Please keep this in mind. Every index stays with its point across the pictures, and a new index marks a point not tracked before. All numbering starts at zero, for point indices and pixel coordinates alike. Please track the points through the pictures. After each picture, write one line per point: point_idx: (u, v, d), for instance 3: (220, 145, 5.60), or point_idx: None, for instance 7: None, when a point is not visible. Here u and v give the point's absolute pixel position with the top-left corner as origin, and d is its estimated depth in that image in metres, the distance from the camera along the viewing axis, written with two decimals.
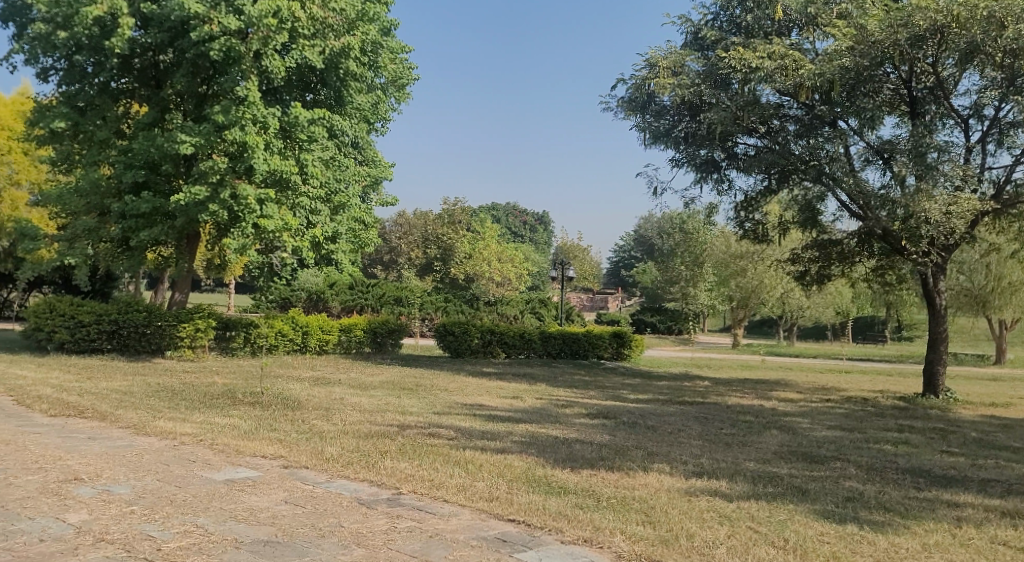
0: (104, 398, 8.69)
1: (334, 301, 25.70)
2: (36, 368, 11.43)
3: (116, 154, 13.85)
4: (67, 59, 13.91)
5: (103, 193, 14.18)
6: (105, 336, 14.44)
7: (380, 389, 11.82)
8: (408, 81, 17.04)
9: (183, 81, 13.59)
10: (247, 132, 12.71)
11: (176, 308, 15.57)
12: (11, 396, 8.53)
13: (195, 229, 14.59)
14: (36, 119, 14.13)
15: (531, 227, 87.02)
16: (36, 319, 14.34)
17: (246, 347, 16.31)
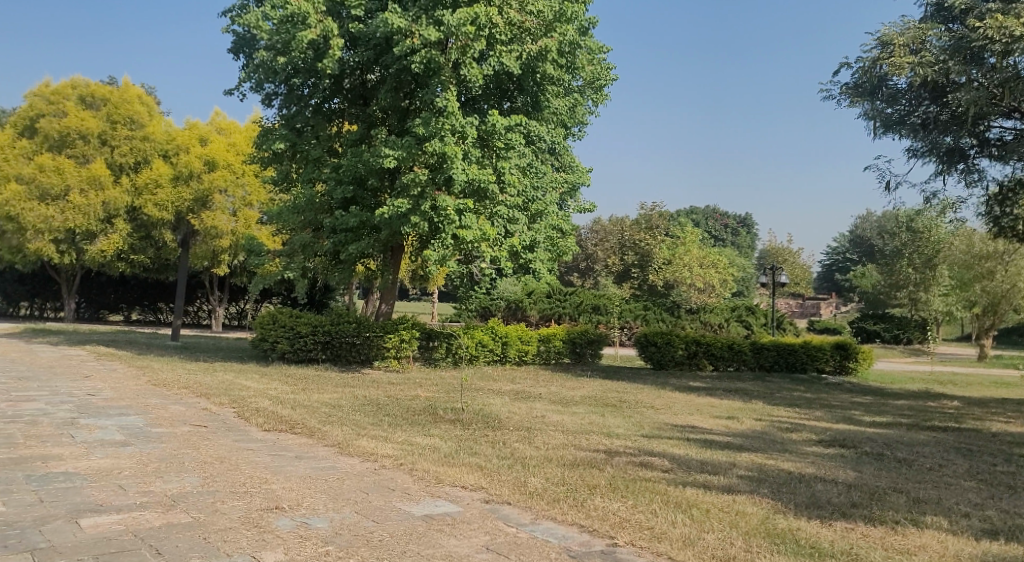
0: (314, 411, 8.74)
1: (532, 309, 25.59)
2: (257, 378, 11.98)
3: (327, 171, 14.42)
4: (286, 84, 14.71)
5: (317, 209, 14.83)
6: (319, 347, 15.01)
7: (582, 405, 11.19)
8: (607, 81, 16.32)
9: (387, 97, 13.86)
10: (446, 143, 12.67)
11: (382, 318, 15.92)
12: (232, 408, 8.81)
13: (399, 242, 14.83)
14: (260, 142, 15.07)
15: (732, 230, 83.21)
16: (261, 330, 15.24)
17: (448, 357, 16.39)
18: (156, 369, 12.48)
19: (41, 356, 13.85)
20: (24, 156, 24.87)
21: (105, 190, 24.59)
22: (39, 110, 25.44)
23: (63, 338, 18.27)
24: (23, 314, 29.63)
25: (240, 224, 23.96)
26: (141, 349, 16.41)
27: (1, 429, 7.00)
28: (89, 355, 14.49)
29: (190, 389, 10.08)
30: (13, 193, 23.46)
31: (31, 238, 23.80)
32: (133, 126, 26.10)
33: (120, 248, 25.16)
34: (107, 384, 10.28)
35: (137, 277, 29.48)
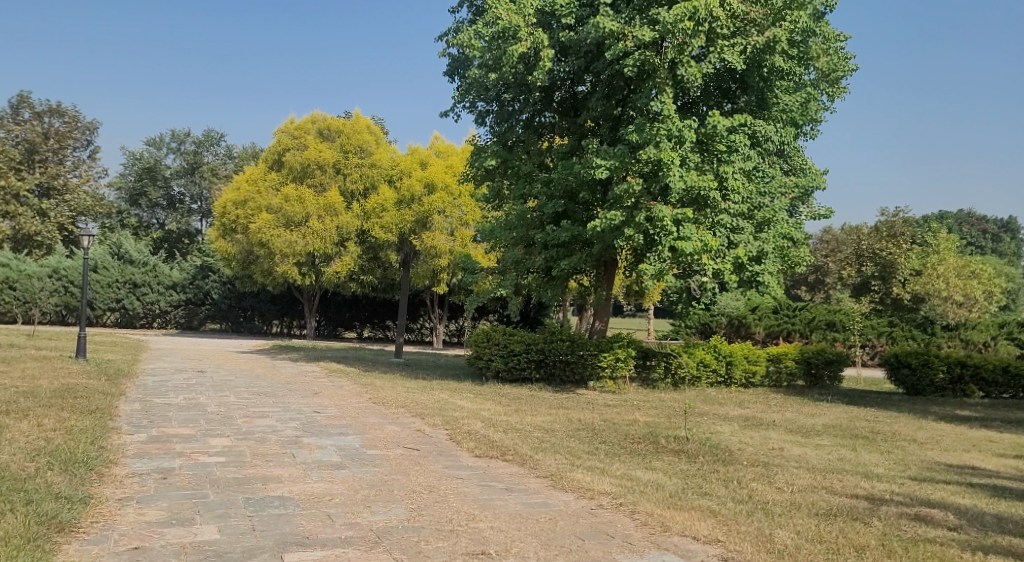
0: (528, 436, 8.27)
1: (757, 326, 23.84)
2: (472, 397, 11.84)
3: (539, 185, 14.14)
4: (498, 100, 14.66)
5: (528, 225, 14.59)
6: (533, 366, 14.72)
7: (825, 436, 9.79)
8: (845, 72, 14.54)
9: (599, 106, 13.30)
10: (662, 149, 11.85)
11: (596, 336, 15.32)
12: (445, 430, 8.58)
13: (613, 256, 14.17)
14: (474, 160, 15.16)
15: (991, 236, 73.40)
16: (476, 348, 15.27)
17: (667, 378, 15.44)
18: (378, 386, 12.78)
19: (281, 371, 14.79)
20: (272, 187, 27.43)
21: (339, 215, 26.50)
22: (284, 145, 27.89)
23: (302, 354, 19.63)
24: (274, 330, 32.78)
25: (458, 244, 25.15)
26: (367, 366, 17.13)
27: (232, 446, 7.21)
28: (321, 371, 15.29)
29: (406, 407, 10.07)
30: (264, 221, 25.89)
31: (278, 262, 26.10)
32: (362, 154, 27.86)
33: (353, 269, 26.93)
34: (332, 400, 10.58)
35: (368, 297, 31.48)
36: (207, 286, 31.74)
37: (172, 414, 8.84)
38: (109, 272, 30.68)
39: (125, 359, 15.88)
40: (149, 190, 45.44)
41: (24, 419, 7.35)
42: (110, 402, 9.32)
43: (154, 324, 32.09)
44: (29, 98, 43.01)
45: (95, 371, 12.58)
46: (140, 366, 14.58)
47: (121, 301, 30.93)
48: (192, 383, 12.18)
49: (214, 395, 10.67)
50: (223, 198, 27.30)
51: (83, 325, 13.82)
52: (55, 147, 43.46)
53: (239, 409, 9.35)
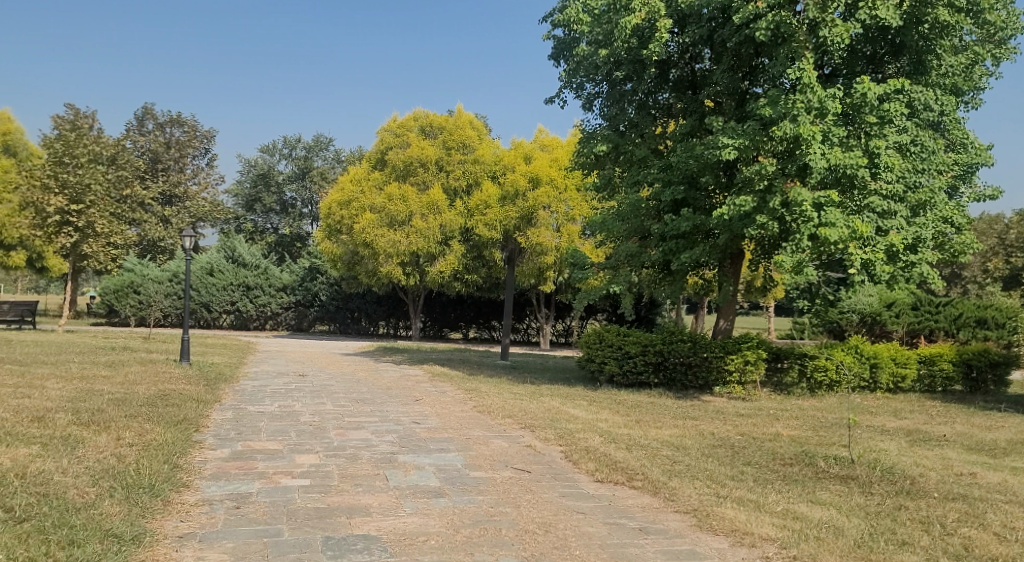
0: (657, 456, 7.03)
1: (895, 325, 21.78)
2: (586, 405, 10.69)
3: (655, 171, 12.85)
4: (609, 81, 13.50)
5: (643, 215, 13.29)
6: (652, 370, 13.43)
7: (1015, 456, 8.09)
8: (1016, 29, 12.49)
9: (723, 79, 11.89)
10: (801, 123, 10.37)
11: (721, 336, 13.81)
12: (560, 446, 7.47)
13: (740, 248, 12.68)
14: (582, 147, 14.01)
15: None
16: (588, 350, 14.12)
17: (802, 383, 13.88)
18: (482, 392, 11.83)
19: (383, 375, 14.12)
20: (376, 186, 27.19)
21: (442, 213, 25.95)
22: (388, 143, 27.59)
23: (406, 356, 19.02)
24: (381, 332, 32.56)
25: (565, 240, 24.27)
26: (472, 369, 16.28)
27: (319, 464, 6.36)
28: (425, 375, 14.52)
29: (514, 418, 9.04)
30: (368, 221, 25.63)
31: (382, 262, 25.79)
32: (465, 150, 27.22)
33: (457, 268, 26.36)
34: (434, 409, 9.67)
35: (473, 297, 30.86)
36: (315, 288, 31.98)
37: (262, 426, 8.14)
38: (224, 275, 31.63)
39: (231, 362, 15.64)
40: (263, 195, 46.66)
41: (103, 431, 6.76)
42: (203, 410, 8.75)
43: (267, 326, 32.61)
44: (153, 110, 45.01)
45: (197, 376, 12.22)
46: (243, 370, 14.24)
47: (236, 304, 31.73)
48: (292, 389, 11.60)
49: (311, 403, 9.99)
50: (328, 199, 27.26)
51: (187, 328, 13.56)
52: (177, 156, 45.26)
53: (334, 420, 8.56)
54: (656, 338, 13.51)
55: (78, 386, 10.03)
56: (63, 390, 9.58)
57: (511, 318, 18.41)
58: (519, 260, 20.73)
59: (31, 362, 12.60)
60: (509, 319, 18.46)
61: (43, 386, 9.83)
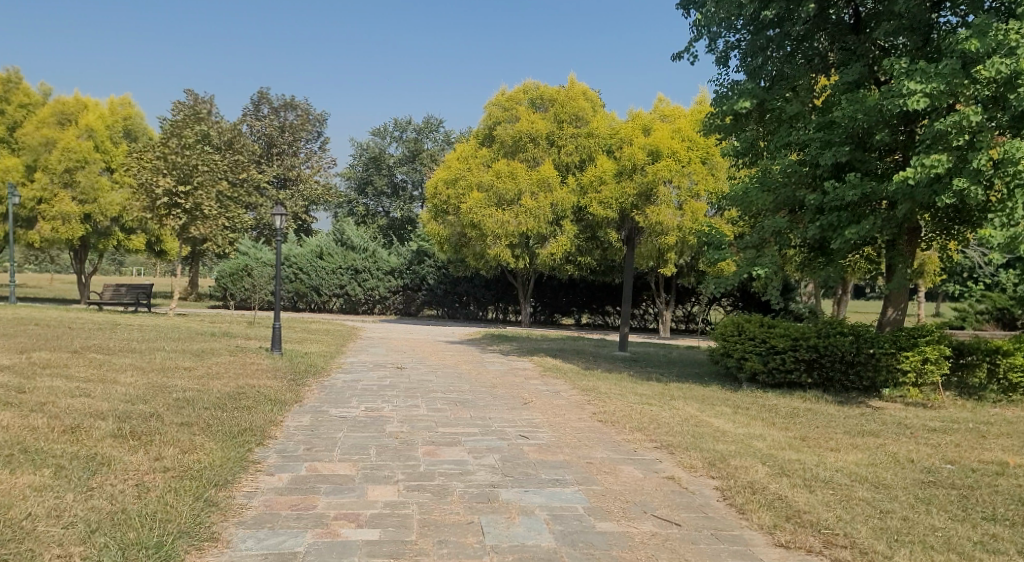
0: (853, 500, 5.14)
1: None
2: (729, 413, 8.80)
3: (812, 130, 10.71)
4: (753, 25, 11.40)
5: (796, 183, 11.12)
6: (804, 368, 11.30)
7: None
8: None
9: (906, 10, 9.68)
10: (1023, 57, 8.19)
11: (890, 329, 11.44)
12: (712, 480, 5.68)
13: (919, 221, 10.41)
14: (718, 105, 11.93)
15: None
16: (723, 343, 12.15)
17: (994, 384, 11.38)
18: (602, 392, 10.13)
19: (488, 369, 12.66)
20: (483, 164, 25.80)
21: (554, 191, 24.28)
22: (496, 118, 26.06)
23: (515, 346, 17.54)
24: (489, 317, 31.32)
25: (688, 218, 22.18)
26: (586, 361, 14.59)
27: (397, 504, 4.85)
28: (535, 369, 12.94)
29: (644, 434, 7.28)
30: (475, 200, 24.30)
31: (490, 244, 24.41)
32: (578, 123, 25.35)
33: (569, 250, 24.72)
34: (545, 418, 8.04)
35: (586, 280, 29.11)
36: (423, 271, 31.07)
37: (339, 437, 6.77)
38: (334, 258, 31.29)
39: (329, 350, 14.60)
40: (374, 178, 46.40)
41: (141, 446, 5.51)
42: (275, 414, 7.46)
43: (376, 311, 32.02)
44: (268, 95, 45.58)
45: (285, 368, 11.10)
46: (340, 361, 13.13)
47: (345, 287, 31.33)
48: (385, 386, 10.28)
49: (403, 405, 8.60)
50: (435, 178, 26.08)
51: (279, 315, 12.50)
52: (291, 140, 45.61)
53: (424, 432, 7.10)
54: (808, 330, 11.37)
55: (152, 379, 9.03)
56: (134, 384, 8.58)
57: (631, 295, 16.54)
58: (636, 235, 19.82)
59: (120, 350, 11.86)
60: (627, 298, 16.61)
61: (115, 379, 8.89)
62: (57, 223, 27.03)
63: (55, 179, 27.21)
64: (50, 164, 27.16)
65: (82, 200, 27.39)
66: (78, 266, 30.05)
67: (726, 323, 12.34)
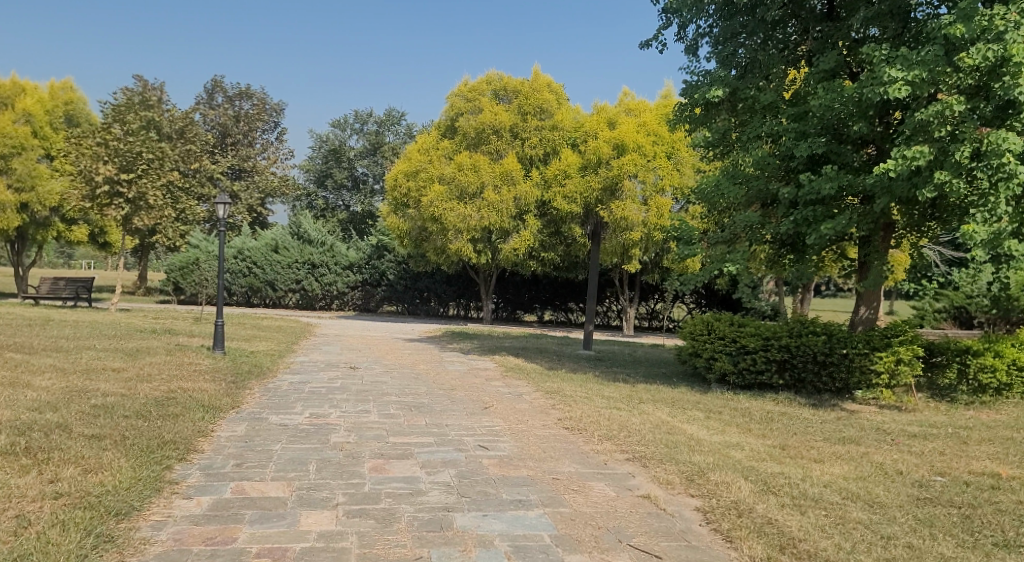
0: (850, 526, 4.58)
1: None
2: (702, 418, 8.26)
3: (786, 121, 10.21)
4: (726, 9, 10.85)
5: (768, 176, 10.62)
6: (776, 370, 10.83)
7: None
8: None
9: None
10: (1010, 44, 7.77)
11: (863, 328, 11.02)
12: (691, 500, 5.09)
13: (895, 216, 9.98)
14: (689, 94, 11.36)
15: None
16: (693, 343, 11.64)
17: (967, 385, 11.03)
18: (567, 395, 9.53)
19: (447, 369, 12.00)
20: (445, 156, 25.06)
21: (517, 184, 23.67)
22: (458, 109, 25.28)
23: (476, 344, 16.87)
24: (450, 313, 30.55)
25: (653, 213, 21.75)
26: (550, 360, 14.00)
27: (332, 535, 4.19)
28: (497, 370, 12.31)
29: (614, 444, 6.69)
30: (436, 193, 23.56)
31: (451, 238, 23.70)
32: (542, 116, 24.71)
33: (532, 245, 24.13)
34: (507, 425, 7.40)
35: (549, 277, 28.55)
36: (382, 266, 30.19)
37: (276, 449, 6.05)
38: (290, 252, 30.28)
39: (278, 349, 13.78)
40: (334, 171, 45.25)
41: (33, 467, 4.76)
42: (205, 423, 6.70)
43: (333, 306, 31.08)
44: (222, 83, 44.16)
45: (227, 369, 10.29)
46: (289, 360, 12.34)
47: (301, 282, 30.36)
48: (335, 389, 9.55)
49: (352, 411, 7.90)
50: (394, 170, 25.25)
51: (222, 311, 11.67)
52: (246, 130, 44.27)
53: (372, 442, 6.41)
54: (780, 329, 10.91)
55: (72, 382, 8.19)
56: (50, 389, 7.74)
57: (596, 291, 16.00)
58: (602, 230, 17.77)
59: (45, 348, 10.94)
60: (592, 294, 16.06)
61: (29, 382, 8.04)
62: None
63: None
64: None
65: (18, 189, 26.01)
66: (15, 258, 28.61)
67: (696, 321, 11.84)
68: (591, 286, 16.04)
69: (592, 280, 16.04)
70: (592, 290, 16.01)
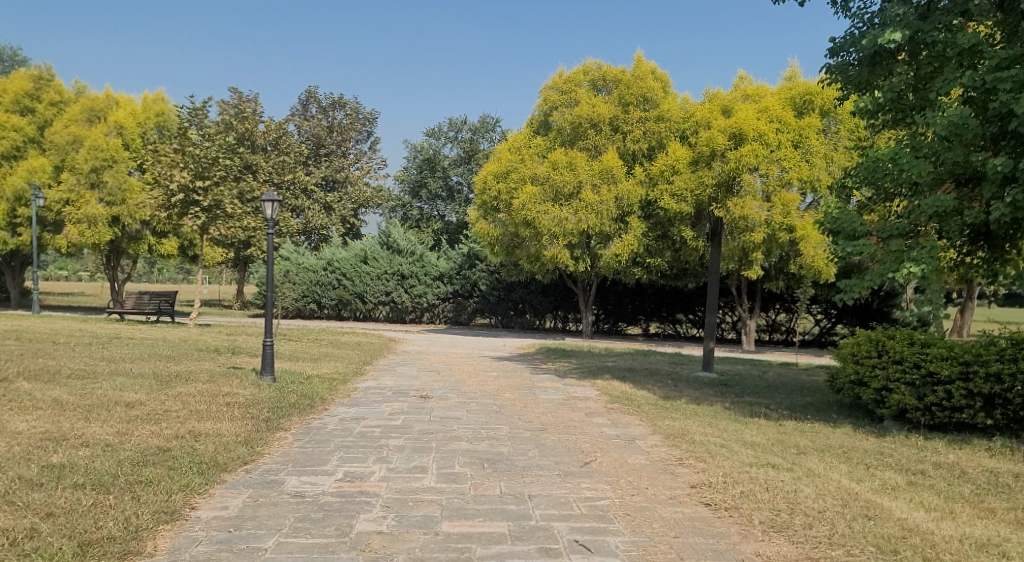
0: None
1: None
2: (906, 486, 5.66)
3: (997, 68, 7.48)
4: None
5: (967, 144, 7.88)
6: (982, 406, 8.04)
7: None
8: None
9: None
10: None
11: None
12: None
13: None
14: (851, 45, 8.71)
15: None
16: (856, 368, 8.99)
17: None
18: (697, 442, 7.09)
19: (537, 400, 9.74)
20: (538, 154, 22.96)
21: (618, 183, 21.34)
22: (553, 102, 23.05)
23: (575, 364, 14.54)
24: (547, 326, 28.30)
25: (778, 211, 19.20)
26: (665, 386, 11.52)
27: None
28: (599, 399, 9.94)
29: (791, 543, 4.33)
30: (529, 195, 21.49)
31: (546, 244, 21.58)
32: (646, 106, 22.17)
33: (636, 251, 21.72)
34: (618, 501, 5.09)
35: (654, 285, 25.94)
36: (474, 277, 28.19)
37: (267, 549, 3.99)
38: (379, 263, 29.01)
39: (345, 372, 11.88)
40: (428, 180, 43.86)
41: None
42: (184, 493, 4.70)
43: (424, 319, 29.41)
44: (316, 94, 43.82)
45: (267, 401, 8.38)
46: (352, 388, 10.41)
47: (391, 294, 28.94)
48: (392, 430, 7.47)
49: (402, 469, 5.76)
50: (483, 171, 23.34)
51: (271, 330, 9.86)
52: (339, 141, 44.16)
53: (414, 535, 4.27)
54: (986, 351, 8.11)
55: (57, 424, 6.42)
56: (19, 434, 5.98)
57: (716, 297, 13.37)
58: (719, 227, 13.67)
59: (70, 373, 9.38)
60: (712, 301, 13.44)
61: (3, 424, 6.31)
62: (83, 227, 25.29)
63: (81, 180, 25.52)
64: (77, 164, 25.54)
65: (109, 202, 25.61)
66: (110, 273, 28.42)
67: (858, 339, 9.20)
68: (711, 292, 13.43)
69: (711, 284, 13.42)
70: (712, 296, 13.39)
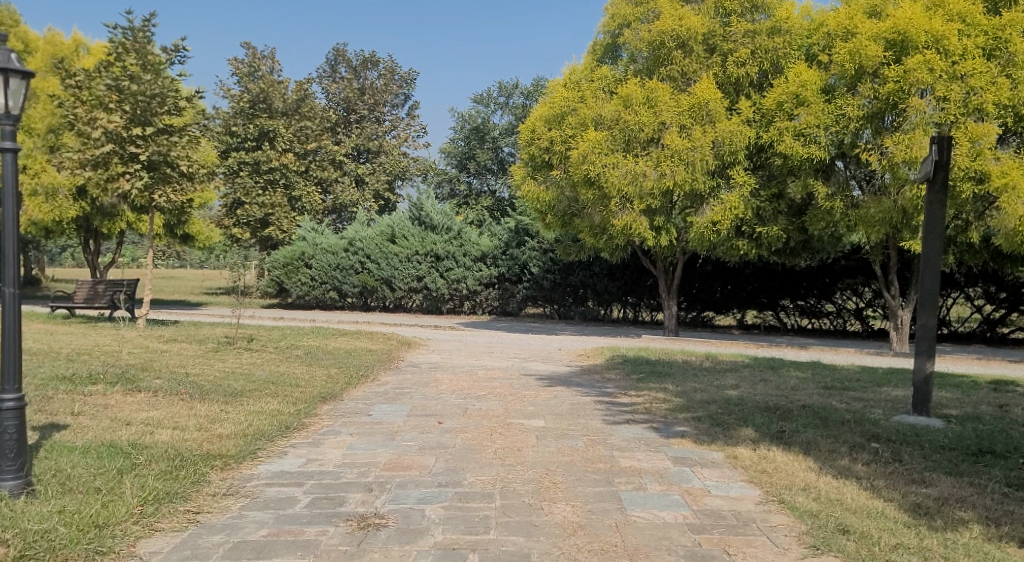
0: None
1: None
2: None
3: None
4: None
5: None
6: None
7: None
8: None
9: None
10: None
11: None
12: None
13: None
14: None
15: None
16: None
17: None
18: None
19: (629, 543, 4.03)
20: (604, 90, 17.16)
21: (716, 123, 15.32)
22: (623, 18, 17.09)
23: (678, 393, 8.72)
24: (615, 317, 22.46)
25: (961, 150, 12.80)
26: (886, 466, 5.63)
27: None
28: (778, 537, 4.18)
29: None
30: (591, 142, 15.80)
31: (616, 211, 15.80)
32: (755, 16, 16.03)
33: (741, 217, 15.68)
34: None
35: (757, 264, 19.78)
36: (524, 256, 22.36)
37: None
38: (409, 241, 23.55)
39: (260, 433, 6.37)
40: (476, 152, 37.95)
41: None
42: None
43: (464, 310, 23.77)
44: (346, 53, 38.64)
45: None
46: (221, 494, 4.78)
47: (423, 280, 23.44)
48: None
49: None
50: (532, 116, 17.58)
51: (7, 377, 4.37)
52: (373, 105, 38.85)
53: None
54: None
55: None
56: None
57: (936, 280, 7.41)
58: (946, 157, 7.38)
59: None
60: (928, 287, 7.47)
61: None
62: (41, 200, 20.59)
63: (40, 142, 20.96)
64: (35, 123, 20.97)
65: None
66: (90, 257, 23.90)
67: None
68: (926, 270, 7.45)
69: (931, 259, 7.40)
70: (928, 277, 7.43)
